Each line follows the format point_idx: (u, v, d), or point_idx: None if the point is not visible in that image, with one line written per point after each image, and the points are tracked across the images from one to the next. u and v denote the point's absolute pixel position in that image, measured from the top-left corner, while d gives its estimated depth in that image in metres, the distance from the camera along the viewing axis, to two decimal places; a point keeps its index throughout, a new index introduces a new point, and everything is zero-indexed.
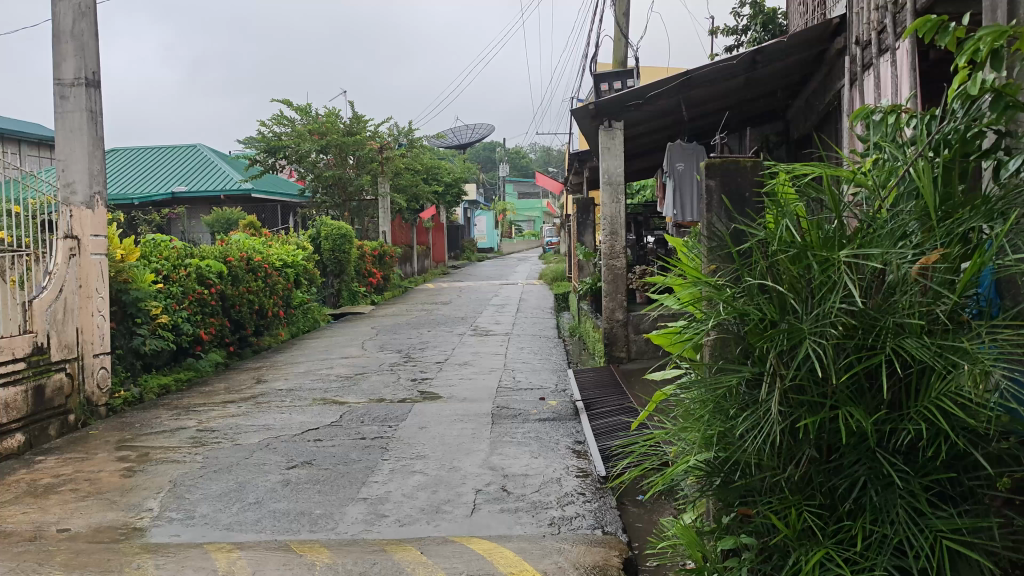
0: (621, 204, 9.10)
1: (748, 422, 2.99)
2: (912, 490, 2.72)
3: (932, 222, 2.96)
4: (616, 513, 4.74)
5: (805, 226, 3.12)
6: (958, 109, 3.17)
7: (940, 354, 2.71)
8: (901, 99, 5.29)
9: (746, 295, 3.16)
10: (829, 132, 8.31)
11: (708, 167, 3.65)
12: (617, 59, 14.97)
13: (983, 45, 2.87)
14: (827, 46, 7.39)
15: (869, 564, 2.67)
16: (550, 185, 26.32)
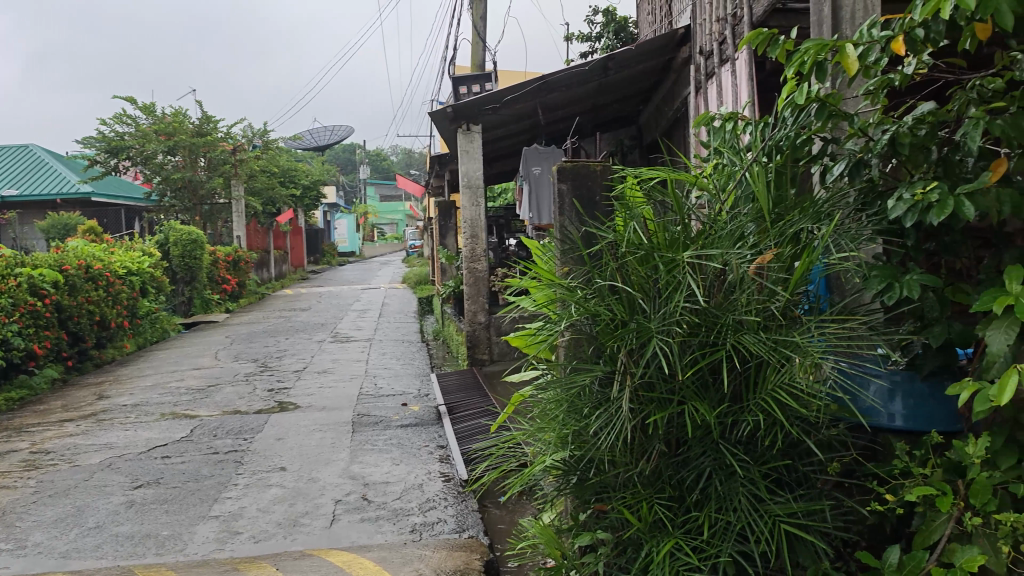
0: (480, 207, 9.18)
1: (600, 420, 3.03)
2: (752, 478, 2.87)
3: (767, 224, 3.13)
4: (478, 516, 4.76)
5: (651, 228, 3.22)
6: (789, 117, 3.33)
7: (775, 349, 2.86)
8: (740, 106, 5.58)
9: (597, 295, 3.21)
10: (677, 137, 8.68)
11: (560, 171, 3.71)
12: (475, 62, 15.06)
13: (807, 57, 3.03)
14: (672, 54, 7.71)
15: (714, 552, 2.79)
16: (412, 188, 26.19)
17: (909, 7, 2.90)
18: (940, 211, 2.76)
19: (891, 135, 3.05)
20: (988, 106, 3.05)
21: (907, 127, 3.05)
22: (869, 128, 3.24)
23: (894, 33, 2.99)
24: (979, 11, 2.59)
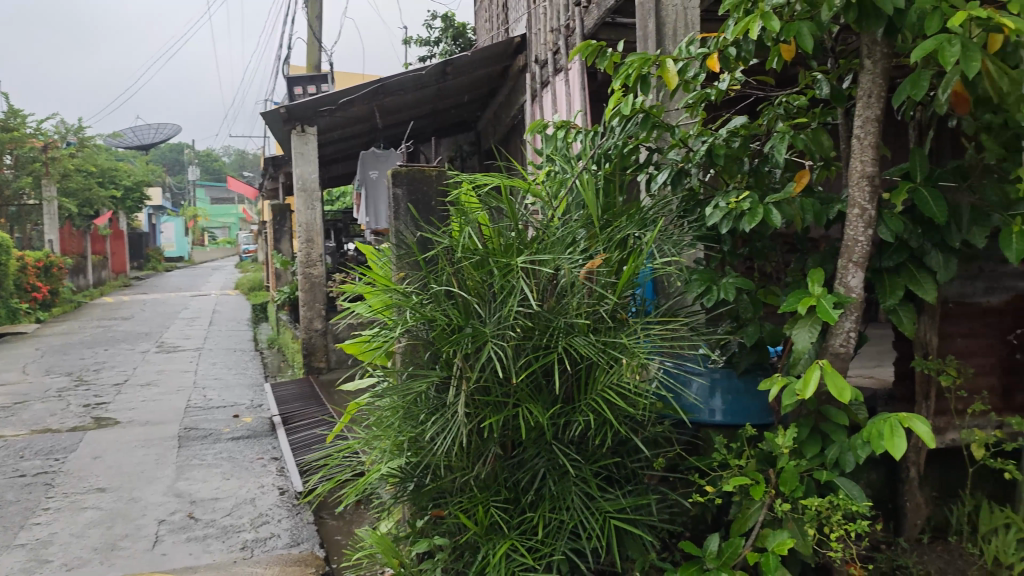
0: (316, 211, 8.97)
1: (436, 425, 3.01)
2: (584, 477, 2.97)
3: (596, 229, 3.24)
4: (313, 529, 4.63)
5: (486, 233, 3.24)
6: (617, 127, 3.46)
7: (604, 350, 2.96)
8: (572, 115, 5.73)
9: (432, 301, 3.19)
10: (514, 144, 8.86)
11: (395, 176, 3.67)
12: (311, 62, 14.70)
13: (632, 70, 3.18)
14: (509, 62, 7.85)
15: (548, 551, 2.86)
16: (245, 190, 25.22)
17: (722, 27, 3.08)
18: (751, 218, 2.94)
19: (708, 147, 3.23)
20: (793, 121, 3.29)
21: (722, 140, 3.24)
22: (689, 139, 3.42)
23: (710, 49, 3.17)
24: (783, 32, 2.79)
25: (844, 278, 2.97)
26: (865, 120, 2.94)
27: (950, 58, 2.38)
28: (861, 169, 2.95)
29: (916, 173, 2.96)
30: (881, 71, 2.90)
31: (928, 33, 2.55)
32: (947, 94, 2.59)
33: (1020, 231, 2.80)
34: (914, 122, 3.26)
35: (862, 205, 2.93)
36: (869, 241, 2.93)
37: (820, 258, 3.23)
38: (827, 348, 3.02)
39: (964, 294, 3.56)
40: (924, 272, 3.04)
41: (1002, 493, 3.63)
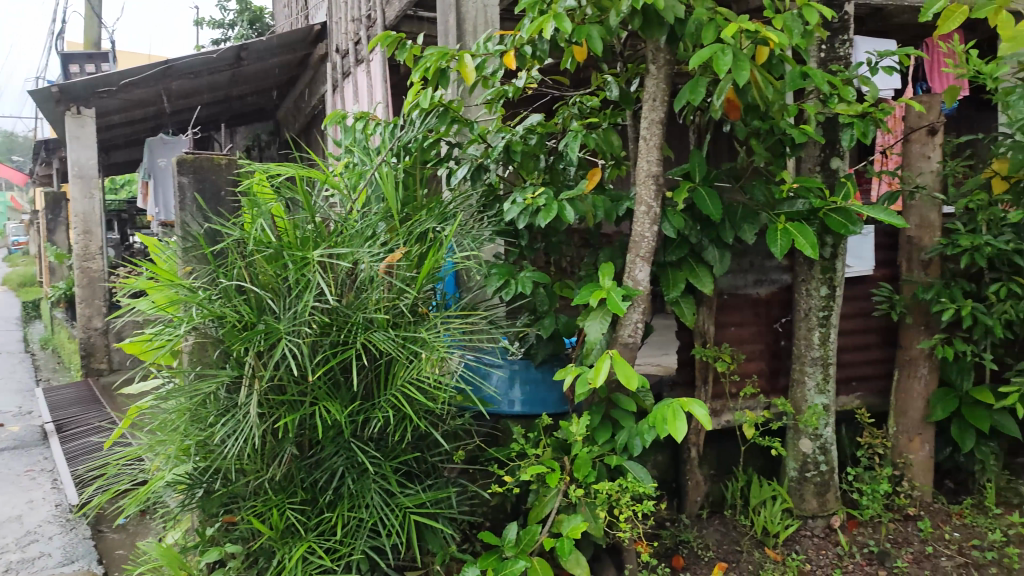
0: (95, 200, 8.33)
1: (226, 427, 2.86)
2: (384, 473, 2.94)
3: (396, 223, 3.20)
4: (90, 544, 4.27)
5: (281, 225, 3.12)
6: (416, 119, 3.44)
7: (403, 345, 2.92)
8: (373, 107, 5.64)
9: (223, 296, 3.02)
10: (314, 134, 8.63)
11: (179, 163, 3.43)
12: (89, 39, 13.53)
13: (430, 64, 3.18)
14: (310, 50, 7.61)
15: (347, 551, 2.80)
16: (13, 176, 22.87)
17: (518, 26, 3.14)
18: (546, 213, 3.01)
19: (505, 143, 3.28)
20: (586, 121, 3.43)
21: (519, 137, 3.32)
22: (488, 135, 3.48)
23: (507, 46, 3.22)
24: (574, 34, 2.88)
25: (631, 272, 3.12)
26: (650, 122, 3.10)
27: (723, 67, 2.56)
28: (646, 169, 3.11)
29: (696, 173, 3.16)
30: (664, 77, 3.07)
31: (705, 43, 2.73)
32: (721, 100, 2.78)
33: (784, 229, 3.06)
34: (694, 125, 3.48)
35: (648, 203, 3.10)
36: (655, 237, 3.10)
37: (611, 253, 3.38)
38: (616, 338, 3.16)
39: (737, 286, 3.86)
40: (702, 266, 3.28)
41: (770, 467, 3.98)
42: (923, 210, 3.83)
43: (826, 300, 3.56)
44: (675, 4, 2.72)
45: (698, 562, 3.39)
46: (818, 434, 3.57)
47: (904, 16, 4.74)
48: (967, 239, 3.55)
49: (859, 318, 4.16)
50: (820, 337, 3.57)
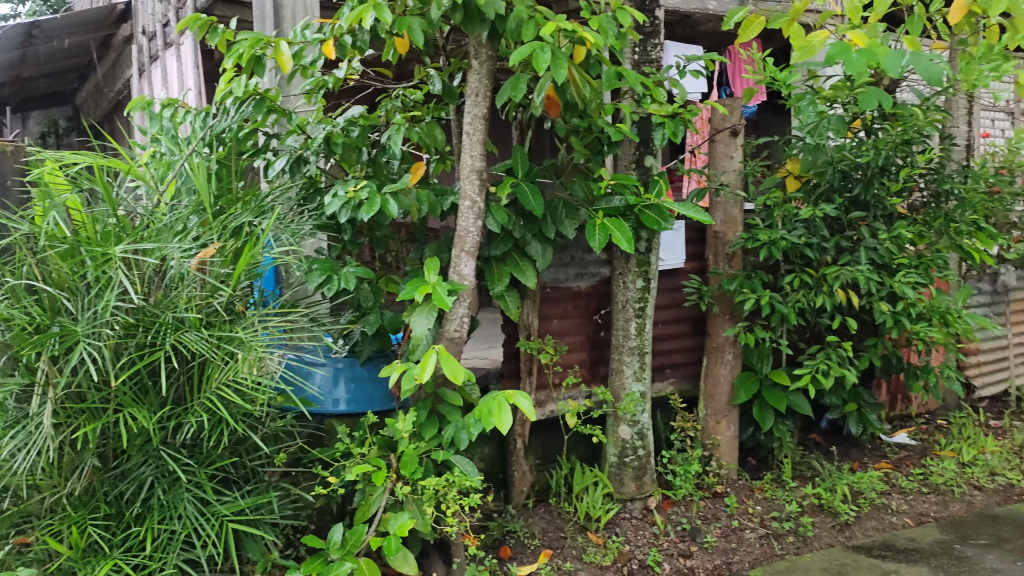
0: None
1: (15, 440, 2.58)
2: (198, 481, 2.79)
3: (208, 216, 3.02)
4: None
5: (77, 218, 2.85)
6: (230, 107, 3.27)
7: (217, 346, 2.76)
8: (183, 94, 5.31)
9: (9, 297, 2.74)
10: (119, 121, 8.05)
11: None
12: None
13: (243, 50, 3.03)
14: (114, 30, 7.08)
15: (158, 566, 2.62)
16: None
17: (337, 15, 3.06)
18: (369, 208, 2.96)
19: (325, 134, 3.19)
20: (408, 114, 3.40)
21: (340, 129, 3.25)
22: (308, 126, 3.37)
23: (325, 36, 3.13)
24: (395, 25, 2.84)
25: (456, 267, 3.11)
26: (473, 117, 3.11)
27: (542, 65, 2.60)
28: (470, 164, 3.12)
29: (518, 169, 3.20)
30: (486, 72, 3.09)
31: (524, 40, 2.77)
32: (541, 98, 2.84)
33: (601, 224, 3.17)
34: (516, 122, 3.53)
35: (472, 197, 3.11)
36: (479, 231, 3.11)
37: (436, 248, 3.37)
38: (442, 334, 3.15)
39: (559, 279, 3.95)
40: (525, 260, 3.35)
41: (592, 454, 4.11)
42: (727, 207, 4.08)
43: (641, 292, 3.72)
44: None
45: (525, 550, 3.44)
46: (635, 421, 3.73)
47: (710, 24, 5.03)
48: (765, 234, 3.83)
49: (672, 308, 4.38)
50: (637, 327, 3.73)
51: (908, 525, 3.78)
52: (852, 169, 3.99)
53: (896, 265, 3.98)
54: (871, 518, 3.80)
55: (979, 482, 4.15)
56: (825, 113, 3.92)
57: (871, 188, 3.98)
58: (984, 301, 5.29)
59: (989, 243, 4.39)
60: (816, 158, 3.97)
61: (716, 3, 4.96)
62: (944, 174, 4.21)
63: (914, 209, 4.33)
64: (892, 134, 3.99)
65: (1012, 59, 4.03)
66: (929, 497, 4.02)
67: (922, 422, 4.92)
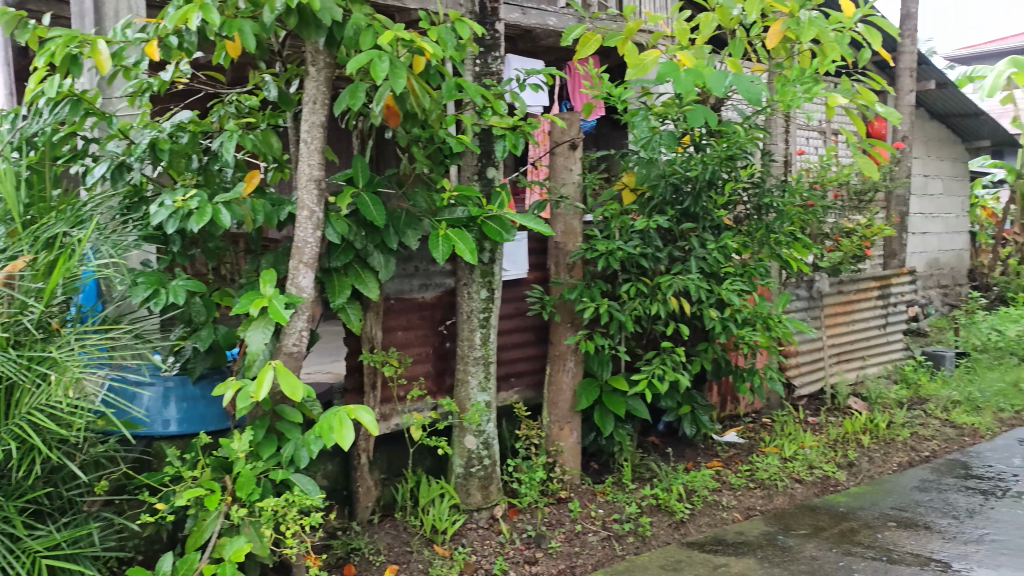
0: None
1: None
2: (6, 516, 2.55)
3: (18, 226, 2.77)
4: None
5: None
6: (43, 109, 3.05)
7: (28, 368, 2.54)
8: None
9: None
10: None
11: None
12: None
13: (55, 48, 2.82)
14: None
15: None
16: None
17: (161, 14, 2.90)
18: (199, 218, 2.81)
19: (150, 140, 3.02)
20: (243, 121, 3.28)
21: (167, 134, 3.09)
22: (131, 131, 3.19)
23: (149, 36, 2.97)
24: (225, 27, 2.72)
25: (294, 279, 3.01)
26: (311, 126, 3.03)
27: (380, 74, 2.57)
28: (308, 173, 3.03)
29: (359, 179, 3.15)
30: (324, 80, 3.01)
31: (362, 48, 2.73)
32: (380, 107, 2.79)
33: (444, 235, 3.17)
34: (357, 131, 3.47)
35: (311, 207, 3.02)
36: (318, 242, 3.03)
37: (273, 259, 3.26)
38: (280, 348, 3.04)
39: (403, 290, 3.91)
40: (367, 271, 3.29)
41: (438, 466, 4.09)
42: (567, 219, 4.18)
43: (486, 302, 3.74)
44: (332, 6, 2.69)
45: (370, 568, 3.37)
46: (481, 430, 3.75)
47: (550, 38, 5.14)
48: (603, 244, 3.95)
49: (516, 318, 4.44)
50: (481, 337, 3.75)
51: (737, 520, 3.98)
52: (682, 182, 4.18)
53: (723, 274, 4.21)
54: (704, 515, 3.98)
55: (799, 475, 4.42)
56: (656, 129, 4.14)
57: (699, 201, 4.18)
58: (802, 306, 5.64)
59: (805, 252, 4.74)
60: (649, 172, 4.15)
61: (556, 19, 5.04)
62: (764, 188, 4.49)
63: (739, 221, 4.59)
64: (718, 150, 4.21)
65: (823, 83, 4.30)
66: (756, 491, 4.25)
67: (749, 421, 5.21)
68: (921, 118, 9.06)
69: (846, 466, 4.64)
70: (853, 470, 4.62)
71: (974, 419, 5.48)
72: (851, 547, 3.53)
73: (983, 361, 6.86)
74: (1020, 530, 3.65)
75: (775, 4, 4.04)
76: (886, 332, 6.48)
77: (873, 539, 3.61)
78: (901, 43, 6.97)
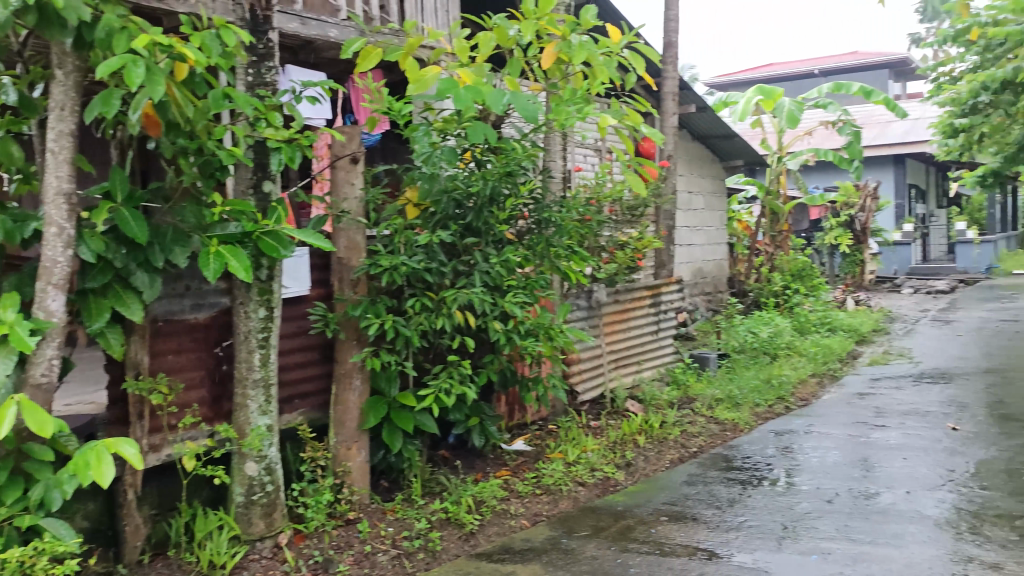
0: None
1: None
2: None
3: None
4: None
5: None
6: None
7: None
8: None
9: None
10: None
11: None
12: None
13: None
14: None
15: None
16: None
17: None
18: None
19: None
20: None
21: None
22: None
23: None
24: None
25: (42, 302, 2.73)
26: (58, 134, 2.76)
27: (136, 80, 2.40)
28: (56, 186, 2.76)
29: (117, 192, 2.92)
30: (73, 84, 2.76)
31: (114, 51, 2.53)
32: (137, 116, 2.60)
33: (215, 252, 3.00)
34: (116, 141, 3.21)
35: (59, 223, 2.75)
36: (69, 262, 2.77)
37: (17, 281, 2.94)
38: (25, 380, 2.74)
39: (173, 311, 3.67)
40: (130, 292, 3.05)
41: (216, 496, 3.86)
42: (349, 234, 4.11)
43: (264, 322, 3.57)
44: (78, 5, 2.48)
45: None
46: (262, 456, 3.58)
47: (332, 50, 5.00)
48: (387, 259, 3.92)
49: (298, 337, 4.30)
50: (261, 359, 3.57)
51: (525, 526, 4.07)
52: (464, 198, 4.24)
53: (506, 287, 4.33)
54: (492, 524, 4.03)
55: (582, 479, 4.60)
56: (437, 145, 4.17)
57: (481, 216, 4.25)
58: (582, 316, 5.88)
59: (582, 264, 4.96)
60: (431, 187, 4.15)
61: (337, 31, 4.93)
62: (543, 204, 4.65)
63: (520, 235, 4.73)
64: (498, 166, 4.31)
65: (593, 104, 4.56)
66: (541, 497, 4.38)
67: (536, 428, 5.37)
68: (684, 138, 9.79)
69: (624, 466, 4.89)
70: (631, 469, 4.88)
71: (734, 415, 5.97)
72: (629, 543, 3.72)
73: (741, 361, 7.51)
74: (772, 514, 4.01)
75: (548, 27, 4.24)
76: (657, 337, 6.91)
77: (648, 534, 3.83)
78: (665, 69, 7.49)
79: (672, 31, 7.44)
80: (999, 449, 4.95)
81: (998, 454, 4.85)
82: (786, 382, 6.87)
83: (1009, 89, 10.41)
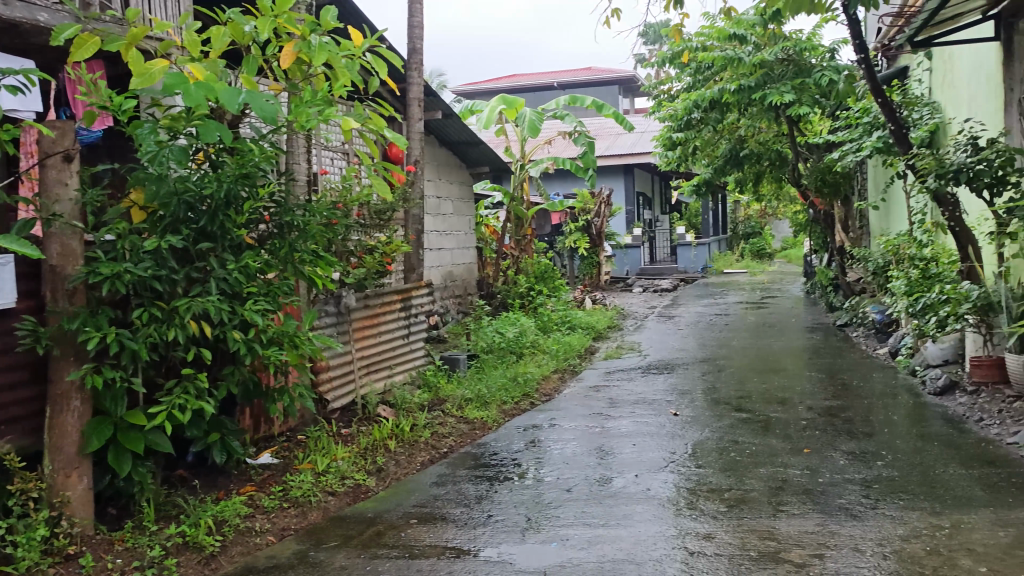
0: None
1: None
2: None
3: None
4: None
5: None
6: None
7: None
8: None
9: None
10: None
11: None
12: None
13: None
14: None
15: None
16: None
17: None
18: None
19: None
20: None
21: None
22: None
23: None
24: None
25: None
26: None
27: None
28: None
29: None
30: None
31: None
32: None
33: None
34: None
35: None
36: None
37: None
38: None
39: None
40: None
41: None
42: (63, 239, 3.69)
43: None
44: None
45: None
46: None
47: (41, 37, 4.48)
48: (108, 267, 3.60)
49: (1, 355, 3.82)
50: None
51: (270, 543, 3.91)
52: (197, 201, 3.98)
53: (245, 294, 4.15)
54: (235, 544, 3.83)
55: (331, 488, 4.51)
56: (164, 143, 3.85)
57: (216, 220, 4.03)
58: (330, 322, 5.75)
59: (328, 269, 4.85)
60: (160, 188, 3.83)
61: (47, 15, 4.45)
62: (285, 207, 4.51)
63: (261, 240, 4.55)
64: (235, 167, 4.11)
65: (335, 106, 4.47)
66: (288, 511, 4.23)
67: (283, 439, 5.18)
68: (432, 144, 9.93)
69: (375, 471, 4.86)
70: (381, 474, 4.86)
71: (482, 414, 6.15)
72: (378, 550, 3.70)
73: (489, 360, 7.75)
74: (517, 507, 4.18)
75: (287, 25, 4.08)
76: (408, 342, 6.93)
77: (398, 538, 3.83)
78: (411, 75, 7.54)
79: (416, 38, 7.51)
80: (712, 430, 5.51)
81: (711, 435, 5.40)
82: (530, 378, 7.20)
83: (716, 108, 11.68)
